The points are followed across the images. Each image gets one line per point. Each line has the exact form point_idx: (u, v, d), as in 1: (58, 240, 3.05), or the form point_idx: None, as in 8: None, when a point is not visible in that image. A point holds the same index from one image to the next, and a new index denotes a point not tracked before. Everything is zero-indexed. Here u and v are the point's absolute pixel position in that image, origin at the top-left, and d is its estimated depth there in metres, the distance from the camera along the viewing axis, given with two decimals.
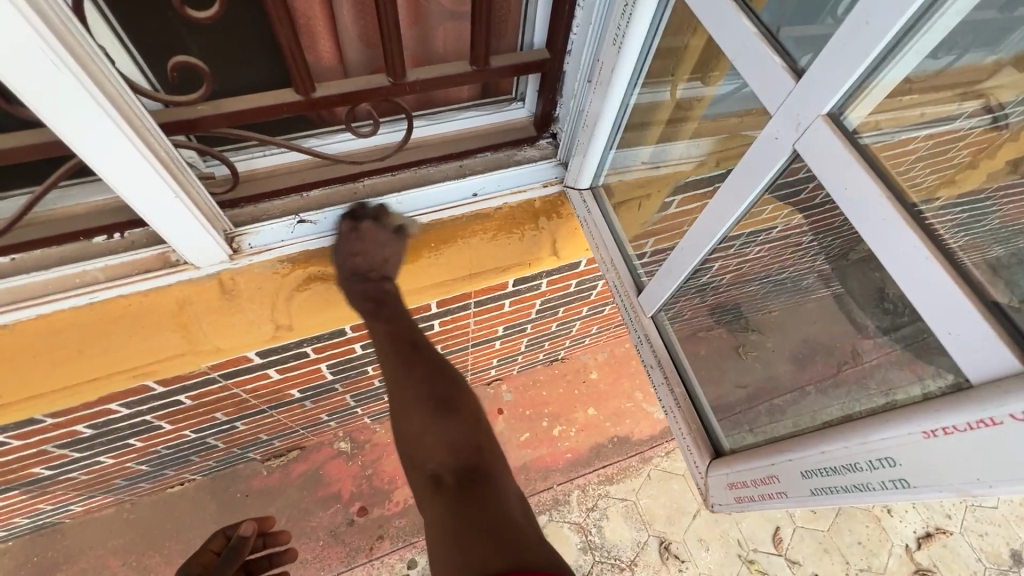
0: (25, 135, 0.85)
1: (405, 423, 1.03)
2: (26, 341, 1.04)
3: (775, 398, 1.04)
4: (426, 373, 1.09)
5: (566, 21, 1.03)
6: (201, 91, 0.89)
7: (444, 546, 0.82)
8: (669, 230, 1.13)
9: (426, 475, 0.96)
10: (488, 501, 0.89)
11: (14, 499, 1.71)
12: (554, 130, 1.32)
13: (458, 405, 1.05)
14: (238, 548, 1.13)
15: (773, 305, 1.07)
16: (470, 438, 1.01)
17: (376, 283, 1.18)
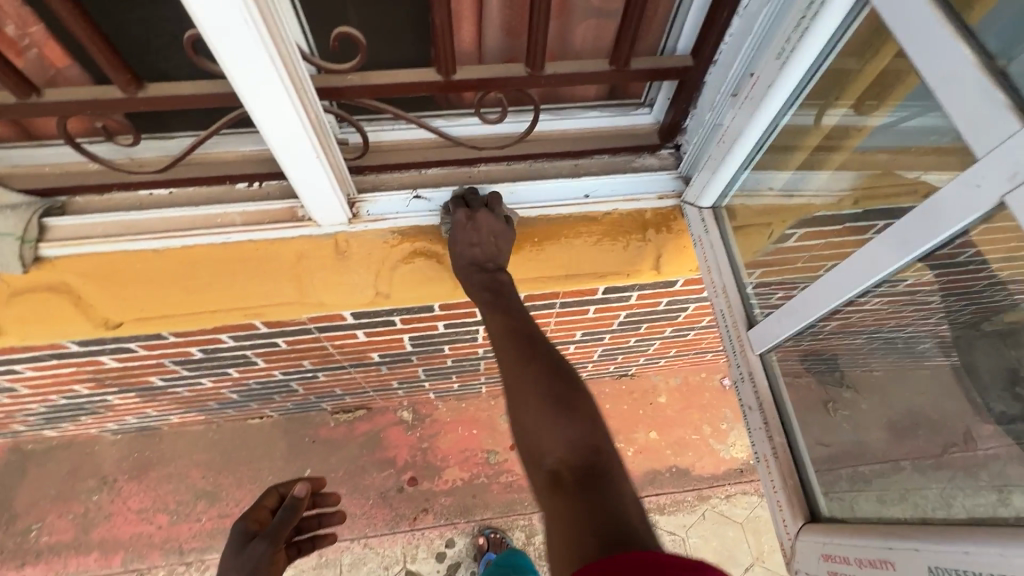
0: (202, 85, 0.95)
1: (521, 415, 0.89)
2: (170, 267, 1.16)
3: (860, 466, 0.99)
4: (545, 367, 0.94)
5: (720, 29, 0.96)
6: (355, 61, 0.93)
7: (557, 556, 0.70)
8: (788, 265, 1.06)
9: (544, 471, 0.82)
10: (607, 505, 0.74)
11: (130, 400, 1.95)
12: (679, 142, 1.26)
13: (578, 400, 0.89)
14: (295, 508, 1.17)
15: (876, 364, 0.99)
16: (593, 436, 0.85)
17: (491, 273, 1.13)
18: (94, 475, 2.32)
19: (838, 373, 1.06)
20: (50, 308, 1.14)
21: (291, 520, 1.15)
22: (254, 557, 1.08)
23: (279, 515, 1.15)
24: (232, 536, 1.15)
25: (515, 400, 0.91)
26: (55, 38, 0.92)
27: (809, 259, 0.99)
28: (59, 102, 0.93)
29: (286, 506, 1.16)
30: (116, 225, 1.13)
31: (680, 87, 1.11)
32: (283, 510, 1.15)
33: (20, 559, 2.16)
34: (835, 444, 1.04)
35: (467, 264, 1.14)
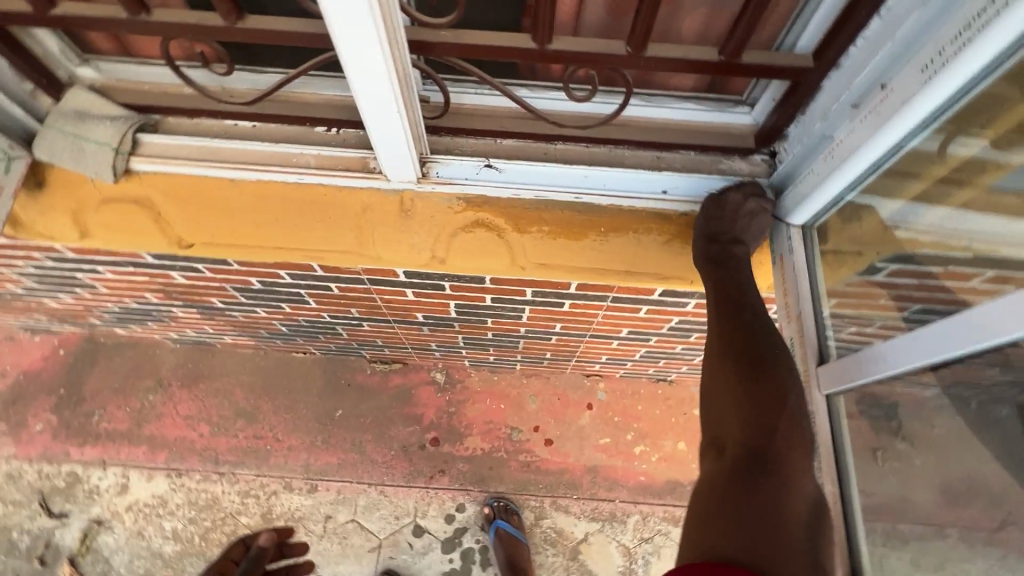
0: (298, 23, 0.94)
1: (709, 379, 0.97)
2: (246, 200, 1.20)
3: (899, 523, 0.97)
4: (752, 351, 0.96)
5: (855, 30, 0.86)
6: (452, 16, 0.90)
7: (701, 510, 0.82)
8: (867, 301, 1.02)
9: (713, 438, 0.93)
10: (769, 492, 0.80)
11: (191, 315, 2.08)
12: (775, 148, 1.15)
13: (775, 390, 0.91)
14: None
15: (940, 423, 0.93)
16: (774, 425, 0.88)
17: (723, 244, 1.10)
18: (151, 377, 2.51)
19: (895, 422, 0.97)
20: (134, 220, 1.20)
21: None
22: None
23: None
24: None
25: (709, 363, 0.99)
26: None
27: (914, 311, 0.90)
28: (164, 24, 0.95)
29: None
30: (198, 150, 1.15)
31: (792, 89, 1.01)
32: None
33: (81, 437, 2.39)
34: (878, 495, 0.98)
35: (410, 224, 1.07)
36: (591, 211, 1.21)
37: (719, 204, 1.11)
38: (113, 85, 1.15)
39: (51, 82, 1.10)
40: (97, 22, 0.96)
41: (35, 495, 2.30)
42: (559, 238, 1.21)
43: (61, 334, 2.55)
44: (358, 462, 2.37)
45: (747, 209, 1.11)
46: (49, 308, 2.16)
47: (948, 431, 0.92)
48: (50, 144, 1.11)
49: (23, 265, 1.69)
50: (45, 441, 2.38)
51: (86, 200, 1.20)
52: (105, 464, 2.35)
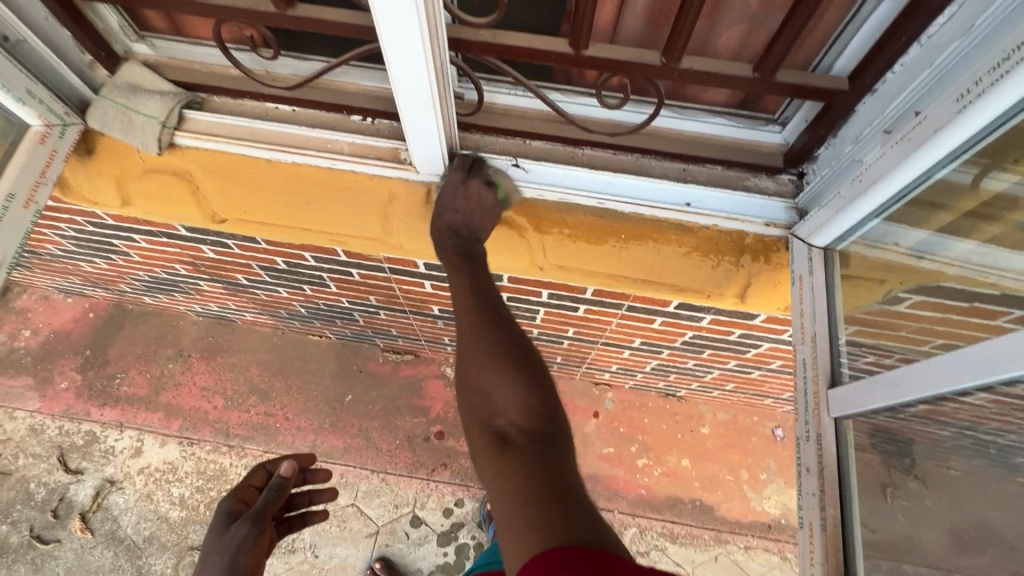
0: (345, 14, 0.98)
1: (476, 373, 0.89)
2: (279, 180, 1.24)
3: (903, 563, 0.91)
4: (518, 344, 0.94)
5: (893, 55, 0.86)
6: (492, 17, 0.92)
7: (511, 507, 0.70)
8: (886, 331, 0.98)
9: (491, 430, 0.83)
10: (562, 472, 0.76)
11: (216, 289, 2.14)
12: (803, 170, 1.15)
13: (541, 373, 0.90)
14: (280, 488, 1.26)
15: (955, 464, 0.87)
16: (547, 402, 0.86)
17: (464, 240, 1.12)
18: (173, 347, 2.59)
19: (908, 460, 0.93)
20: (173, 192, 1.26)
21: (279, 499, 1.24)
22: (238, 535, 1.15)
23: (265, 494, 1.24)
24: (218, 515, 1.23)
25: (466, 359, 0.92)
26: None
27: (936, 344, 0.85)
28: (218, 6, 0.99)
29: (271, 487, 1.26)
30: (239, 130, 1.20)
31: (825, 111, 1.01)
32: (270, 490, 1.25)
33: (102, 399, 2.48)
34: (884, 532, 0.95)
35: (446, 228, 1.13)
36: (614, 218, 1.22)
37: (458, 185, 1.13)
38: (164, 62, 1.21)
39: (109, 55, 1.16)
40: (158, 1, 1.01)
41: (54, 450, 2.38)
42: (578, 242, 1.22)
43: (92, 298, 2.65)
44: (362, 448, 2.40)
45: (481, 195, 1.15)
46: (84, 272, 2.25)
47: (962, 475, 0.86)
48: (103, 114, 1.17)
49: (64, 227, 1.77)
50: (69, 399, 2.48)
51: (129, 169, 1.25)
52: (122, 426, 2.43)
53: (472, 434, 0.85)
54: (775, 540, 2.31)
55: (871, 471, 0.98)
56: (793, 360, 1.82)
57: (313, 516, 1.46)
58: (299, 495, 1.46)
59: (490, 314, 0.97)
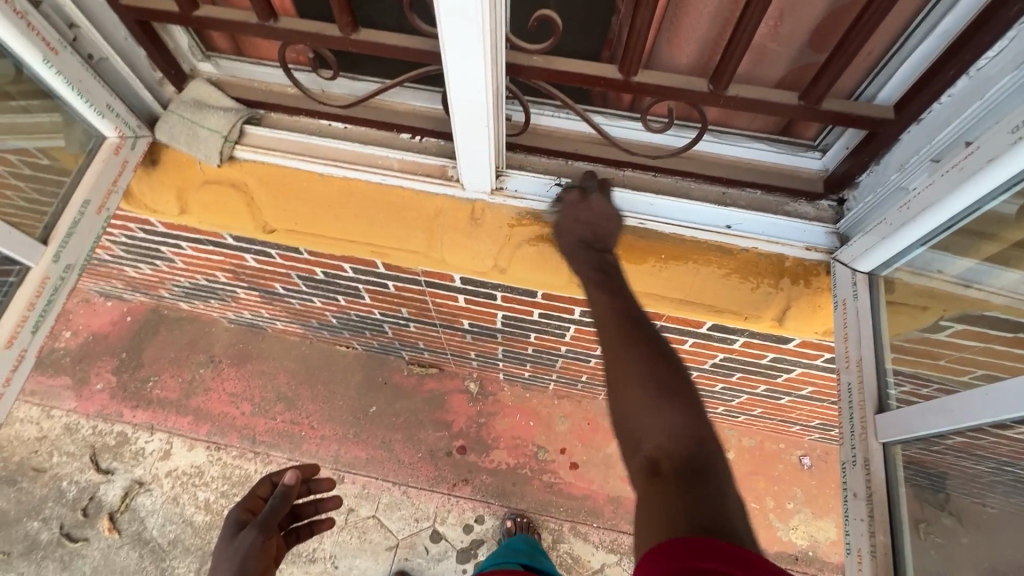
0: (405, 38, 1.04)
1: (625, 395, 0.87)
2: (330, 193, 1.29)
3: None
4: (662, 360, 0.90)
5: (941, 86, 0.88)
6: (547, 44, 0.97)
7: (653, 527, 0.70)
8: (930, 360, 1.00)
9: (640, 456, 0.82)
10: (711, 498, 0.72)
11: (252, 298, 2.21)
12: (844, 196, 1.16)
13: (689, 396, 0.86)
14: (284, 496, 1.30)
15: (993, 500, 0.90)
16: (696, 427, 0.82)
17: (599, 255, 1.10)
18: (205, 352, 2.66)
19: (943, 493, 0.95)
20: (227, 202, 1.32)
21: (283, 506, 1.28)
22: (244, 542, 1.19)
23: (270, 502, 1.28)
24: (226, 525, 1.27)
25: (616, 383, 0.89)
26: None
27: (980, 375, 0.88)
28: (289, 30, 1.06)
29: (276, 494, 1.30)
30: (295, 145, 1.26)
31: (868, 138, 1.03)
32: (274, 498, 1.29)
33: (135, 401, 2.54)
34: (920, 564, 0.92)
35: (576, 245, 1.11)
36: (653, 238, 1.24)
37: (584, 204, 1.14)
38: (227, 80, 1.28)
39: (177, 74, 1.23)
40: (230, 26, 1.08)
41: (87, 450, 2.44)
42: (619, 260, 1.24)
43: (130, 302, 2.74)
44: (385, 460, 2.42)
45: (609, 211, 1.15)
46: (127, 276, 2.34)
47: (999, 513, 0.88)
48: (170, 128, 1.24)
49: (117, 234, 1.85)
50: (103, 400, 2.54)
51: (189, 179, 1.31)
52: (152, 429, 2.48)
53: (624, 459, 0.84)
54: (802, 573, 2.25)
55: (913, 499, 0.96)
56: (824, 386, 1.80)
57: (321, 525, 1.47)
58: (305, 505, 1.49)
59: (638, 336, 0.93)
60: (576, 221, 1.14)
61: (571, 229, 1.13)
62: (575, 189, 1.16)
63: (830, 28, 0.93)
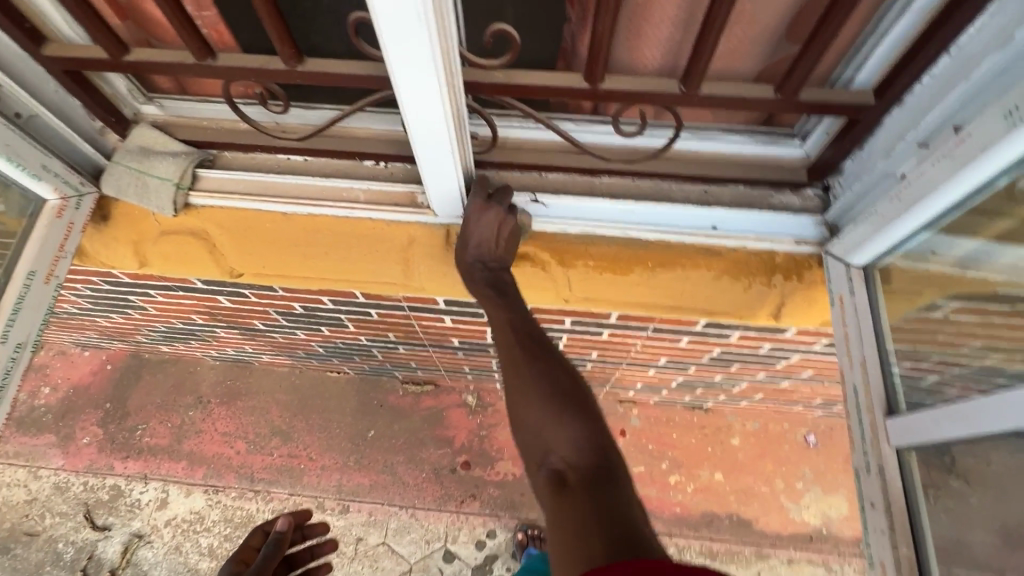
0: (354, 65, 0.97)
1: (526, 412, 0.87)
2: (296, 232, 1.23)
3: (955, 567, 0.87)
4: (564, 377, 0.92)
5: (923, 67, 0.84)
6: (506, 58, 0.90)
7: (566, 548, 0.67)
8: (925, 337, 0.98)
9: (545, 470, 0.80)
10: (615, 507, 0.71)
11: (233, 335, 2.13)
12: (829, 183, 1.12)
13: (590, 407, 0.87)
14: (278, 543, 1.26)
15: (995, 460, 0.81)
16: (602, 436, 0.83)
17: (495, 271, 1.11)
18: (192, 394, 2.58)
19: (947, 459, 0.87)
20: (189, 252, 1.25)
21: (276, 554, 1.24)
22: None
23: (263, 551, 1.24)
24: None
25: (518, 399, 0.89)
26: (224, 16, 0.99)
27: (977, 347, 0.88)
28: (230, 68, 0.99)
29: (268, 543, 1.26)
30: (254, 184, 1.20)
31: (849, 124, 0.98)
32: (267, 546, 1.25)
33: (125, 452, 2.46)
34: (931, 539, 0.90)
35: (472, 258, 1.11)
36: (638, 246, 1.20)
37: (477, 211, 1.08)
38: (174, 121, 1.20)
39: (118, 121, 1.16)
40: (168, 68, 1.01)
41: (80, 508, 2.36)
42: (605, 273, 1.19)
43: (109, 349, 2.65)
44: (389, 483, 2.37)
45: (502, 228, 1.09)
46: (101, 326, 2.25)
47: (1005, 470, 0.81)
48: (117, 180, 1.16)
49: (80, 287, 1.76)
50: (92, 454, 2.46)
51: (145, 233, 1.24)
52: (146, 478, 2.41)
53: (531, 475, 0.83)
54: (819, 552, 2.25)
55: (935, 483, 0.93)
56: (824, 368, 1.78)
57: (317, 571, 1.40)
58: (300, 552, 1.41)
59: (540, 355, 0.94)
60: (484, 229, 1.08)
61: (478, 238, 1.09)
62: (478, 195, 1.08)
63: (803, 16, 0.89)
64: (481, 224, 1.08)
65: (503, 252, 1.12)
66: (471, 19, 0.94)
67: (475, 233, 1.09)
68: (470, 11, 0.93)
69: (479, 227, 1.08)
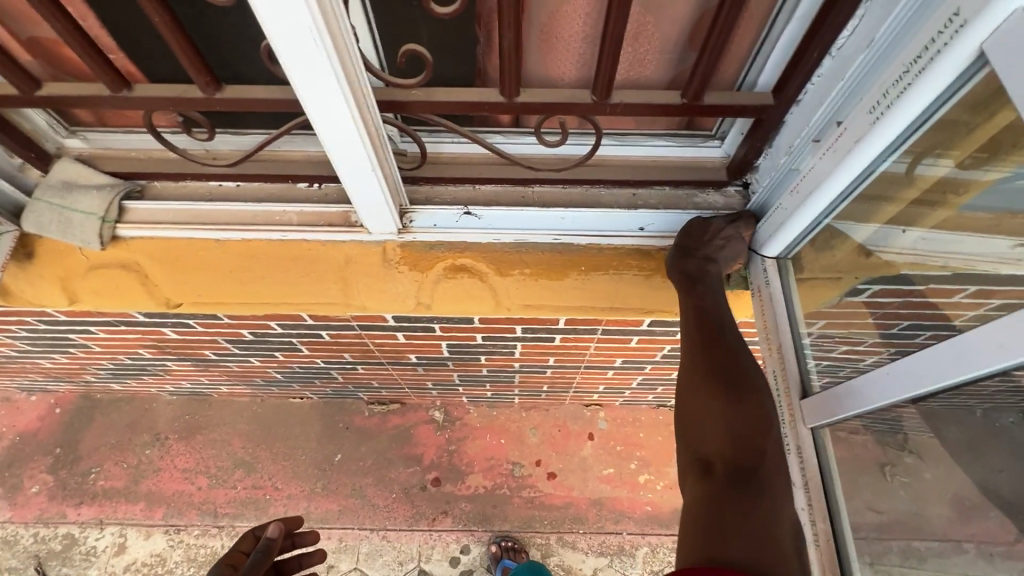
0: (274, 90, 0.98)
1: (690, 395, 0.96)
2: (232, 258, 1.22)
3: (914, 540, 0.92)
4: (729, 364, 0.96)
5: (809, 69, 0.89)
6: (421, 78, 0.92)
7: (690, 518, 0.84)
8: (857, 319, 1.01)
9: (696, 455, 0.92)
10: (752, 515, 0.81)
11: (186, 368, 2.08)
12: (748, 180, 1.17)
13: (755, 399, 0.92)
14: (268, 550, 1.13)
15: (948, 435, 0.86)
16: (758, 443, 0.89)
17: (701, 260, 1.07)
18: (149, 431, 2.49)
19: (900, 435, 0.92)
20: (121, 285, 1.23)
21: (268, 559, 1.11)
22: None
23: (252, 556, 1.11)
24: None
25: (684, 380, 0.98)
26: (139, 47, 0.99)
27: (906, 327, 0.89)
28: (146, 97, 0.98)
29: (259, 548, 1.13)
30: (184, 214, 1.18)
31: (756, 124, 1.04)
32: (256, 551, 1.12)
33: (79, 498, 2.35)
34: (890, 512, 0.96)
35: (678, 247, 1.10)
36: (572, 251, 1.23)
37: (700, 225, 1.10)
38: (100, 154, 1.18)
39: (39, 156, 1.13)
40: (84, 101, 0.99)
41: (31, 561, 2.25)
42: (541, 279, 1.23)
43: (57, 393, 2.55)
44: (358, 507, 2.33)
45: (725, 233, 1.10)
46: (44, 368, 2.17)
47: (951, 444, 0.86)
48: (38, 217, 1.14)
49: (16, 329, 1.70)
50: (42, 503, 2.35)
51: (74, 268, 1.22)
52: (102, 524, 2.31)
53: (680, 449, 0.95)
54: None
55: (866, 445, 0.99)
56: None
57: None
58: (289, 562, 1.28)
59: (716, 342, 0.98)
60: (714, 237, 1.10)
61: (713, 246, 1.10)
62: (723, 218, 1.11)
63: (701, 25, 0.94)
64: (722, 238, 1.09)
65: (717, 247, 1.09)
66: (387, 42, 0.97)
67: (709, 240, 1.09)
68: (384, 34, 0.95)
69: (731, 246, 1.10)
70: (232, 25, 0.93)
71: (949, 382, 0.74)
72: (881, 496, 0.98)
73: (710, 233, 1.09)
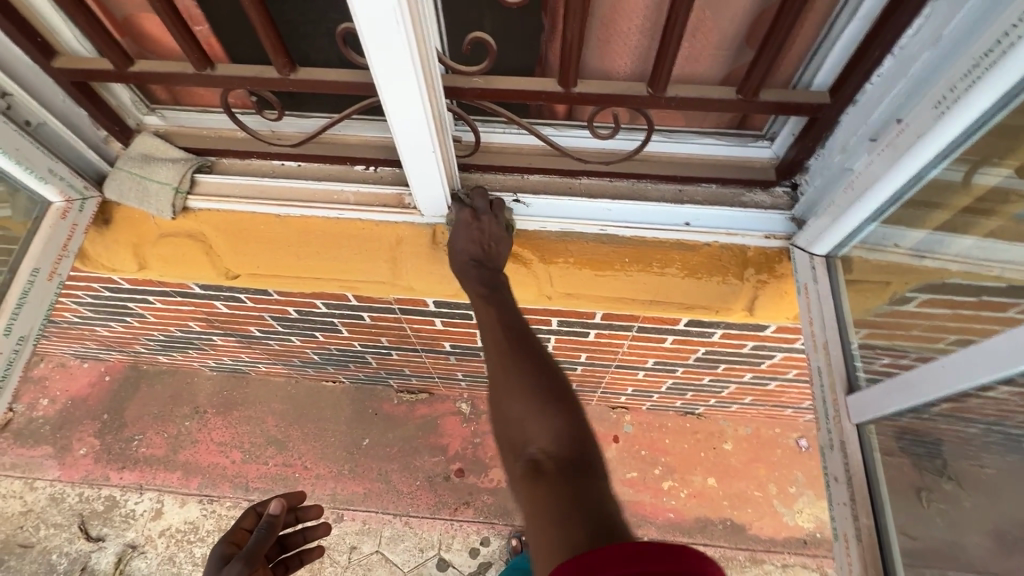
0: (342, 73, 1.03)
1: (510, 406, 0.93)
2: (290, 233, 1.29)
3: (950, 571, 0.89)
4: (540, 367, 0.97)
5: (870, 68, 0.90)
6: (483, 65, 0.96)
7: (543, 524, 0.74)
8: (901, 332, 0.98)
9: (526, 460, 0.86)
10: (585, 492, 0.77)
11: (230, 343, 2.17)
12: (796, 181, 1.18)
13: (572, 400, 0.92)
14: (270, 526, 1.24)
15: (989, 461, 0.86)
16: (580, 429, 0.88)
17: (489, 269, 1.14)
18: (189, 404, 2.60)
19: (940, 461, 0.94)
20: (183, 252, 1.31)
21: (270, 535, 1.23)
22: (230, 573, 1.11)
23: (255, 534, 1.22)
24: (211, 560, 1.20)
25: (499, 395, 0.95)
26: (219, 29, 1.06)
27: (953, 341, 0.85)
28: (225, 77, 1.04)
29: (261, 525, 1.24)
30: (250, 188, 1.26)
31: (809, 123, 1.04)
32: (259, 529, 1.23)
33: (121, 462, 2.47)
34: (924, 540, 0.94)
35: (463, 260, 1.14)
36: (615, 243, 1.26)
37: (466, 222, 1.15)
38: (174, 131, 1.26)
39: (122, 130, 1.22)
40: (167, 78, 1.07)
41: (75, 519, 2.37)
42: (584, 268, 1.26)
43: (108, 361, 2.69)
44: (383, 492, 2.38)
45: (478, 225, 1.16)
46: (100, 336, 2.30)
47: (998, 473, 0.85)
48: (119, 185, 1.22)
49: (82, 295, 1.82)
50: (87, 465, 2.48)
51: (145, 235, 1.31)
52: (141, 488, 2.42)
53: (510, 465, 0.88)
54: (814, 557, 2.24)
55: (901, 467, 0.98)
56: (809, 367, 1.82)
57: (307, 552, 1.44)
58: (294, 535, 1.49)
59: (517, 346, 1.00)
60: (467, 238, 1.15)
61: (461, 247, 1.15)
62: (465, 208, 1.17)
63: (759, 22, 0.95)
64: (478, 229, 1.15)
65: (492, 249, 1.16)
66: (452, 31, 1.01)
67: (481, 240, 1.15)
68: (450, 23, 1.00)
69: (480, 233, 1.15)
70: (309, 10, 0.99)
71: (997, 378, 0.75)
72: (916, 523, 0.95)
73: (474, 229, 1.15)
